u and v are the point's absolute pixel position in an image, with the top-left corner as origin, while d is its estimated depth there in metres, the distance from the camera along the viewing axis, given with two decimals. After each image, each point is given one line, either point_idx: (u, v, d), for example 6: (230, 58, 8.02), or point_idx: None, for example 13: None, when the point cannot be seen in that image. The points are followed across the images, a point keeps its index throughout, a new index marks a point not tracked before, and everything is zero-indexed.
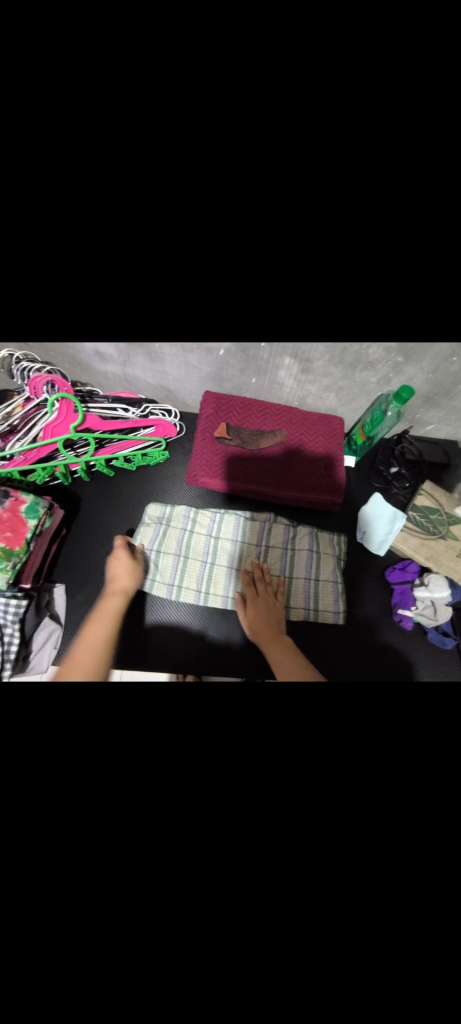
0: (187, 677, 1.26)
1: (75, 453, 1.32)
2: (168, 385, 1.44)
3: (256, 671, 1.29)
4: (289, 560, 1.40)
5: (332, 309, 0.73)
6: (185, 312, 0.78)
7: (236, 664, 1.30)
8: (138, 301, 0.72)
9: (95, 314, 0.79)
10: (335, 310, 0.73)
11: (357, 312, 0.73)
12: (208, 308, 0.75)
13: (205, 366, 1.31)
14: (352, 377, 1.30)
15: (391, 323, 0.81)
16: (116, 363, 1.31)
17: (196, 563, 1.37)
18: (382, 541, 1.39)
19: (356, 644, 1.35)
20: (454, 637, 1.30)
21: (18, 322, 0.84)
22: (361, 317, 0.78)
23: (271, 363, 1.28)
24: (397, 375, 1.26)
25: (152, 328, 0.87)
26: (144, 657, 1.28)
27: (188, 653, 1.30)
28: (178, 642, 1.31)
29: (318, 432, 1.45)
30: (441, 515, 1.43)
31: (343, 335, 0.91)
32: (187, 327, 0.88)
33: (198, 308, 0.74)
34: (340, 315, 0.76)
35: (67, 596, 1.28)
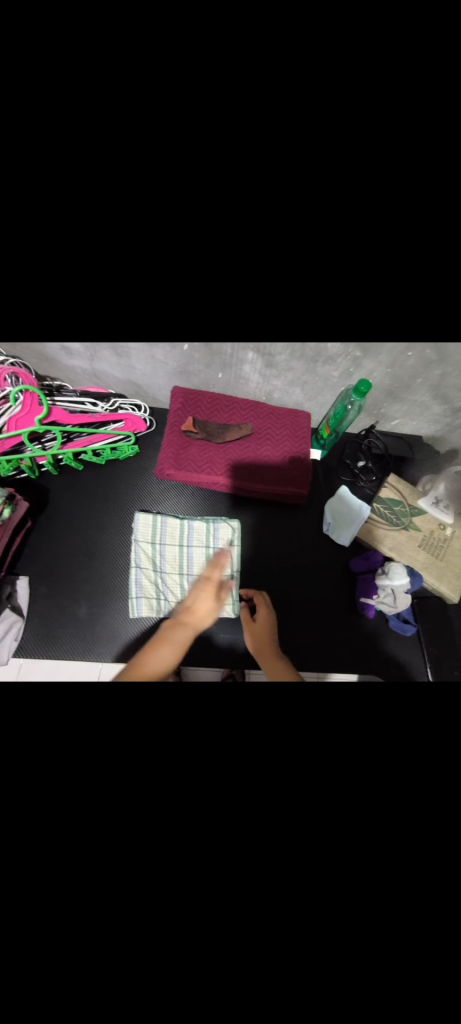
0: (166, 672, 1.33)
1: (41, 445, 1.33)
2: (137, 380, 1.46)
3: (235, 663, 1.37)
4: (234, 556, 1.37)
5: (273, 300, 0.76)
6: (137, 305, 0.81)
7: (218, 658, 1.38)
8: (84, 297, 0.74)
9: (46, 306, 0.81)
10: (279, 304, 0.77)
11: (299, 306, 0.77)
12: (159, 303, 0.78)
13: (171, 361, 1.33)
14: (315, 372, 1.34)
15: (336, 315, 0.85)
16: (83, 357, 1.33)
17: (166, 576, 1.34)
18: (349, 526, 1.42)
19: (321, 633, 1.38)
20: (415, 624, 1.34)
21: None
22: (304, 311, 0.81)
23: (235, 359, 1.31)
24: (357, 369, 1.31)
25: (108, 321, 0.90)
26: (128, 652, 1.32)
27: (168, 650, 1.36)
28: None
29: (285, 426, 1.49)
30: (405, 506, 1.47)
31: (295, 328, 0.94)
32: (143, 320, 0.91)
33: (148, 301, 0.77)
34: (284, 309, 0.79)
35: (30, 587, 1.28)
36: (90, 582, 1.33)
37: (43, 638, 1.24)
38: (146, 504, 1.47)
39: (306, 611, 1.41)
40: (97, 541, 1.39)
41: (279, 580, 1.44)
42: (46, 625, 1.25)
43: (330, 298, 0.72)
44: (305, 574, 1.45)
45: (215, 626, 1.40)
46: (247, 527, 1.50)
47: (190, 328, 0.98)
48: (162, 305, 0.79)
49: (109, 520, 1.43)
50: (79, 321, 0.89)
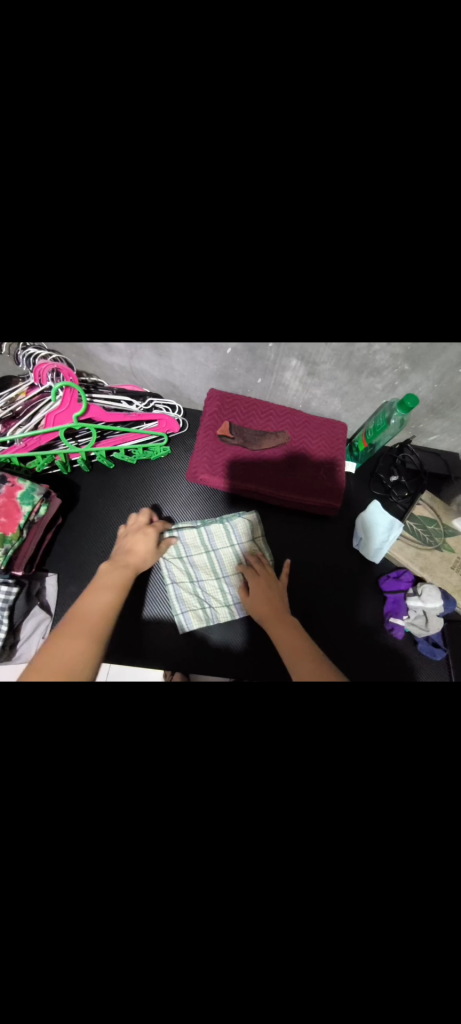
0: (175, 673, 1.31)
1: (76, 442, 1.32)
2: (174, 380, 1.44)
3: (246, 672, 1.32)
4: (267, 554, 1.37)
5: (342, 311, 0.73)
6: (198, 310, 0.78)
7: (227, 664, 1.34)
8: (147, 305, 0.72)
9: (104, 311, 0.79)
10: (350, 312, 0.72)
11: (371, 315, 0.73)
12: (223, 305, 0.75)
13: (212, 363, 1.30)
14: (358, 383, 1.30)
15: (403, 327, 0.80)
16: (123, 355, 1.31)
17: (205, 584, 1.36)
18: (378, 534, 1.38)
19: (347, 650, 1.35)
20: (444, 647, 1.30)
21: (25, 319, 0.84)
22: (374, 321, 0.77)
23: (277, 365, 1.28)
24: (402, 382, 1.26)
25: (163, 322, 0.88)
26: (135, 652, 1.32)
27: (177, 652, 1.34)
28: (170, 637, 1.35)
29: (321, 436, 1.45)
30: (438, 525, 1.43)
31: (354, 336, 0.90)
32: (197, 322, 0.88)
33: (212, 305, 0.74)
34: (353, 317, 0.75)
35: (58, 586, 1.27)
36: None
37: None
38: (174, 506, 1.46)
39: (332, 625, 1.38)
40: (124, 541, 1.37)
41: (305, 592, 1.41)
42: None
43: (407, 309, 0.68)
44: (331, 588, 1.42)
45: (230, 632, 1.37)
46: (274, 535, 1.48)
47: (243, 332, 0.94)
48: (225, 313, 0.76)
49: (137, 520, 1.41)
50: (133, 323, 0.87)
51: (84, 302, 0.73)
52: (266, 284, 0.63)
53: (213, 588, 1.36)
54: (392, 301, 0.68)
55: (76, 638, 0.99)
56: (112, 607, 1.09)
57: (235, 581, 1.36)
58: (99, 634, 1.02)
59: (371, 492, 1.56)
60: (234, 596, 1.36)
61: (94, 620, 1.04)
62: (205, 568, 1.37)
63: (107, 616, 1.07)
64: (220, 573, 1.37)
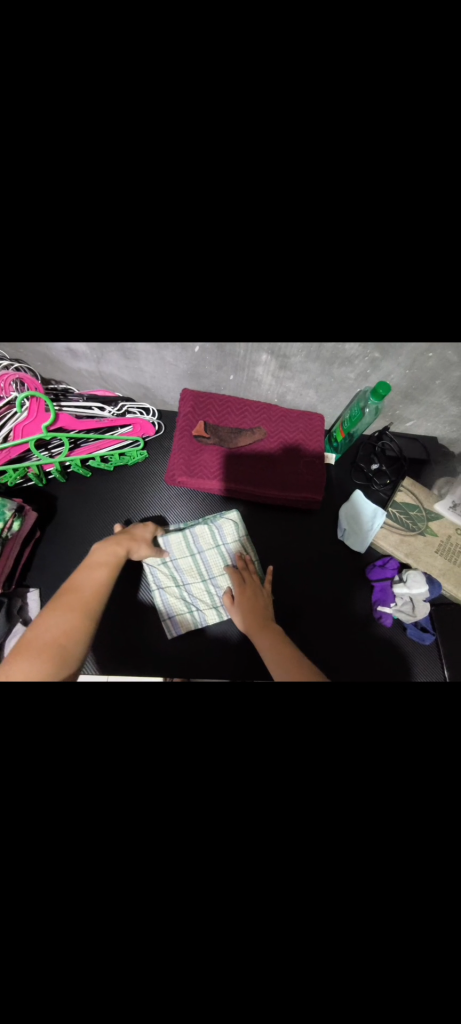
0: (174, 677, 1.29)
1: (48, 453, 1.29)
2: (145, 382, 1.41)
3: (245, 670, 1.31)
4: (251, 553, 1.37)
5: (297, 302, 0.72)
6: (157, 304, 0.77)
7: (225, 663, 1.32)
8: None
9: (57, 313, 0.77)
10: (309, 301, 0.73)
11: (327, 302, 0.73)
12: (181, 299, 0.74)
13: (181, 362, 1.28)
14: (330, 373, 1.28)
15: (363, 312, 0.81)
16: (90, 360, 1.28)
17: (192, 587, 1.35)
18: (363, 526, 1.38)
19: (338, 640, 1.36)
20: (433, 631, 1.32)
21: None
22: (332, 306, 0.77)
23: (248, 360, 1.26)
24: (374, 370, 1.26)
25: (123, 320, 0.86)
26: (134, 658, 1.30)
27: (175, 655, 1.32)
28: (166, 642, 1.33)
29: (298, 429, 1.44)
30: (421, 511, 1.44)
31: (319, 324, 0.90)
32: (158, 319, 0.86)
33: (170, 299, 0.73)
34: (313, 304, 0.75)
35: (41, 601, 1.25)
36: None
37: None
38: (155, 509, 1.44)
39: (321, 617, 1.38)
40: None
41: (293, 586, 1.41)
42: None
43: None
44: (319, 580, 1.42)
45: (222, 632, 1.36)
46: (259, 532, 1.47)
47: (206, 326, 0.92)
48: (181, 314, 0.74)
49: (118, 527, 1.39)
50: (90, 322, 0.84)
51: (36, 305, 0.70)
52: None
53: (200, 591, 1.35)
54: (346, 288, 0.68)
55: (69, 614, 0.97)
56: (104, 587, 1.05)
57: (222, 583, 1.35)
58: (90, 612, 1.00)
59: (353, 481, 1.55)
60: (221, 595, 1.35)
61: (85, 601, 1.01)
62: (191, 571, 1.35)
63: (99, 595, 1.04)
64: (207, 576, 1.36)
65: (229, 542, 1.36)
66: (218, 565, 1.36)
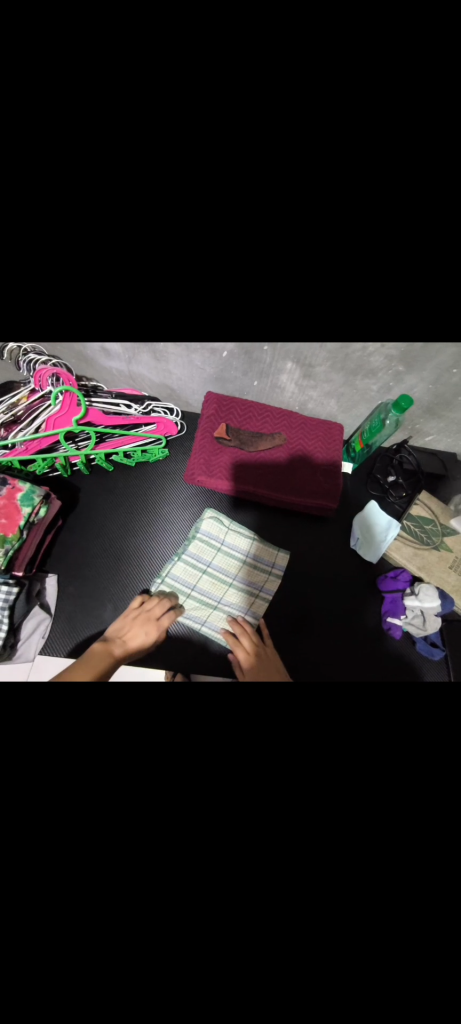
0: (177, 677, 1.30)
1: (75, 445, 1.34)
2: (172, 384, 1.46)
3: None
4: (263, 552, 1.40)
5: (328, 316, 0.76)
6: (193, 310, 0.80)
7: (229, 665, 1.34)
8: (143, 322, 0.75)
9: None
10: (336, 314, 0.76)
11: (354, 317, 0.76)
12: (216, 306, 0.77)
13: (208, 367, 1.33)
14: (353, 384, 1.31)
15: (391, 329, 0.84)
16: (121, 360, 1.34)
17: (212, 585, 1.35)
18: (383, 534, 1.39)
19: (345, 651, 1.35)
20: (443, 648, 1.30)
21: (26, 328, 0.87)
22: (358, 321, 0.80)
23: (273, 367, 1.30)
24: (397, 384, 1.28)
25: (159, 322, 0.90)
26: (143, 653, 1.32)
27: (182, 654, 1.34)
28: (178, 641, 1.35)
29: (317, 438, 1.47)
30: (436, 525, 1.44)
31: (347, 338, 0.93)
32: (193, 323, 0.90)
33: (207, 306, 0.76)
34: (338, 319, 0.78)
35: (58, 587, 1.29)
36: (117, 589, 1.32)
37: (67, 639, 1.24)
38: (172, 507, 1.47)
39: (328, 627, 1.38)
40: (123, 542, 1.39)
41: (303, 589, 1.42)
42: (71, 628, 1.26)
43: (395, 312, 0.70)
44: (330, 588, 1.43)
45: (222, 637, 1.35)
46: (272, 537, 1.49)
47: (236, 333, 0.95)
48: (217, 326, 0.79)
49: (135, 522, 1.43)
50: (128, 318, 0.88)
51: (85, 313, 0.77)
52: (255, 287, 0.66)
53: (221, 590, 1.35)
54: (377, 302, 0.71)
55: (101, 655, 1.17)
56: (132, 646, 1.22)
57: (244, 581, 1.37)
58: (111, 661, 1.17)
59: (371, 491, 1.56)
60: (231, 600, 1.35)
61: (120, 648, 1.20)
62: (215, 566, 1.37)
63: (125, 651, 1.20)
64: (227, 575, 1.37)
65: (250, 540, 1.40)
66: (230, 565, 1.38)
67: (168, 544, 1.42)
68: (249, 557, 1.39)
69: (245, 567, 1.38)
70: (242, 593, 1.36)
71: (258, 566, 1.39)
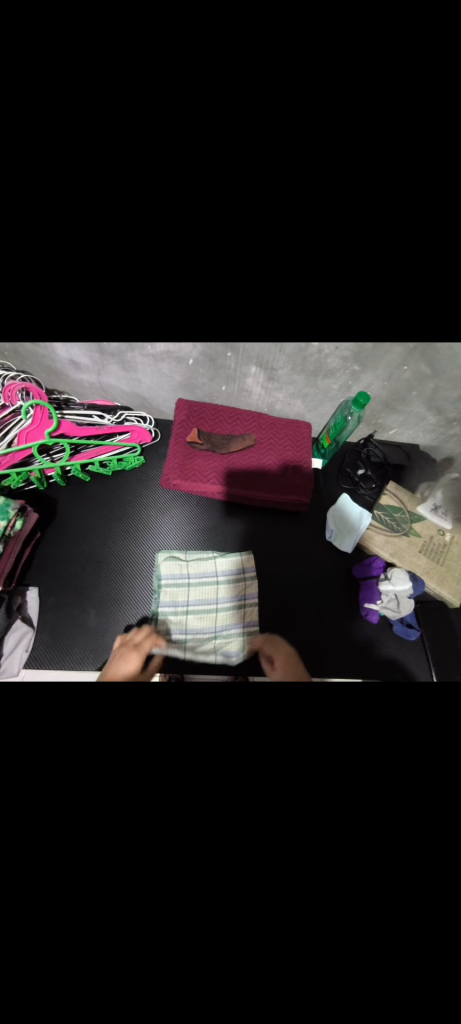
0: (171, 677, 1.26)
1: (50, 457, 1.36)
2: (143, 393, 1.50)
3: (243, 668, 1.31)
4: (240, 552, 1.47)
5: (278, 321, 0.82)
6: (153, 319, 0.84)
7: (223, 662, 1.31)
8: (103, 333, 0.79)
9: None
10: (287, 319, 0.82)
11: (303, 321, 0.82)
12: (175, 314, 0.81)
13: (176, 374, 1.38)
14: (315, 384, 1.38)
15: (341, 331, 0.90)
16: (91, 372, 1.37)
17: (197, 585, 1.38)
18: (351, 533, 1.45)
19: (327, 640, 1.39)
20: (418, 627, 1.37)
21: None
22: (307, 325, 0.86)
23: (238, 372, 1.36)
24: (355, 383, 1.36)
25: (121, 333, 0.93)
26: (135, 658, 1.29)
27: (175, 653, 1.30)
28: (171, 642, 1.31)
29: (287, 437, 1.53)
30: (404, 513, 1.51)
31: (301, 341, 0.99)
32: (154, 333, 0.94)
33: (164, 313, 0.80)
34: (289, 323, 0.84)
35: (39, 600, 1.29)
36: (100, 597, 1.33)
37: (52, 651, 1.23)
38: (150, 513, 1.49)
39: (311, 618, 1.42)
40: (104, 550, 1.40)
41: (284, 584, 1.46)
42: (56, 640, 1.25)
43: (337, 313, 0.76)
44: (311, 581, 1.48)
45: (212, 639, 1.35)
46: (251, 535, 1.53)
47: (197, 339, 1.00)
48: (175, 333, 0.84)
49: (115, 529, 1.44)
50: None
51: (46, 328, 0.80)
52: (207, 295, 0.71)
53: (205, 589, 1.38)
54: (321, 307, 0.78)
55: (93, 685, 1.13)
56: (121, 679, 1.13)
57: (228, 604, 1.37)
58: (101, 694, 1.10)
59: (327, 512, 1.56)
60: (219, 600, 1.37)
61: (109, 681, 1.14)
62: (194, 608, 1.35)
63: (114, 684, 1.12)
64: (209, 603, 1.36)
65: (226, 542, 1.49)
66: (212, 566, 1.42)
67: (149, 549, 1.44)
68: (228, 557, 1.44)
69: (226, 565, 1.42)
70: (226, 592, 1.39)
71: (239, 564, 1.44)
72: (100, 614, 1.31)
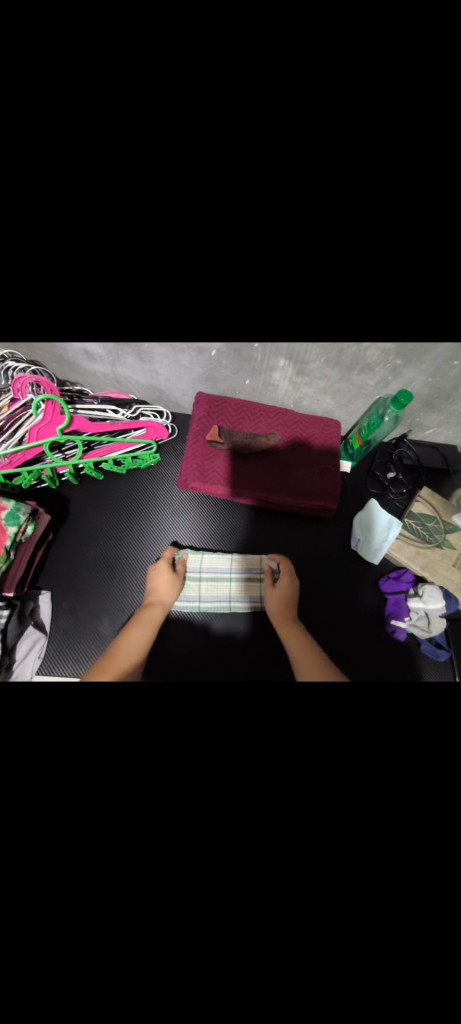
0: (187, 678, 1.25)
1: (62, 455, 1.29)
2: (160, 386, 1.40)
3: (260, 671, 1.27)
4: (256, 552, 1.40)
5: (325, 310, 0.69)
6: (178, 305, 0.73)
7: (240, 664, 1.29)
8: None
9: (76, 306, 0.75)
10: (334, 307, 0.70)
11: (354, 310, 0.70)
12: (204, 299, 0.70)
13: (197, 366, 1.26)
14: (349, 380, 1.25)
15: (395, 321, 0.77)
16: (105, 363, 1.27)
17: (211, 585, 1.33)
18: (377, 548, 1.36)
19: (349, 656, 1.32)
20: (448, 647, 1.28)
21: None
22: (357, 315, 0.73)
23: (265, 365, 1.23)
24: (396, 379, 1.22)
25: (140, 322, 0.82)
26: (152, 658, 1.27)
27: (192, 654, 1.29)
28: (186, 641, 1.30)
29: (314, 436, 1.41)
30: (438, 522, 1.40)
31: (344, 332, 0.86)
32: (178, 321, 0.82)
33: (193, 299, 0.69)
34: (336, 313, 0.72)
35: (52, 604, 1.26)
36: (113, 601, 1.29)
37: (65, 655, 1.21)
38: (166, 514, 1.42)
39: (333, 630, 1.35)
40: (117, 552, 1.35)
41: (304, 593, 1.39)
42: (69, 644, 1.22)
43: None
44: (333, 591, 1.40)
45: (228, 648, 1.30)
46: (271, 539, 1.44)
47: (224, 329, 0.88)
48: None
49: (129, 530, 1.38)
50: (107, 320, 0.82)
51: None
52: None
53: (218, 589, 1.34)
54: None
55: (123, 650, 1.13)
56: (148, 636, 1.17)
57: (243, 604, 1.33)
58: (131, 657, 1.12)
59: (354, 517, 1.46)
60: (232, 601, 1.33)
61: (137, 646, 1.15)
62: (205, 606, 1.32)
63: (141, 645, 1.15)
64: (221, 603, 1.33)
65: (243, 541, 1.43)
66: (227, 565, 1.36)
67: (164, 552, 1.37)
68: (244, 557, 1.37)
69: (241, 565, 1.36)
70: (241, 593, 1.34)
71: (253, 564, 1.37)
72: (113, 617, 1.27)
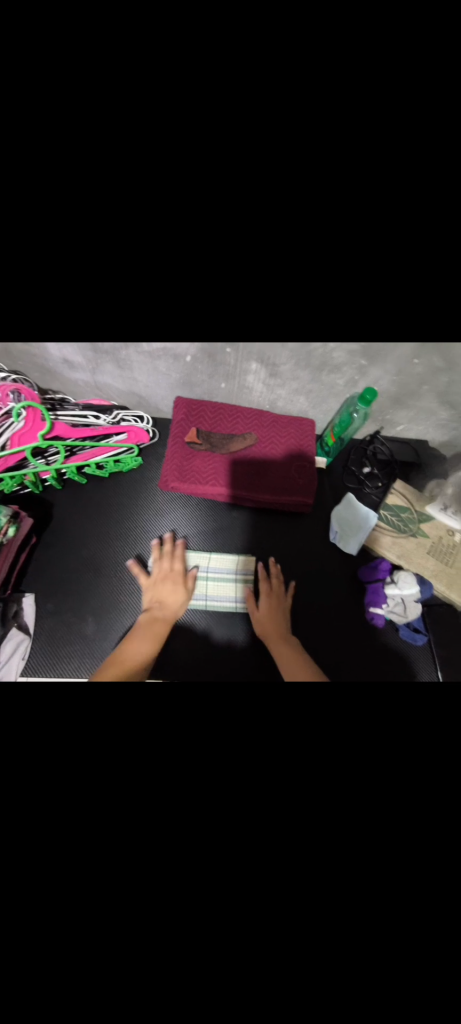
0: (178, 678, 1.26)
1: (45, 460, 1.32)
2: (140, 392, 1.45)
3: (249, 669, 1.29)
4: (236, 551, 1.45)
5: (282, 308, 0.75)
6: (146, 308, 0.78)
7: (229, 663, 1.31)
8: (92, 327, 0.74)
9: (51, 312, 0.80)
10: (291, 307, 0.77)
11: (307, 310, 0.76)
12: (169, 302, 0.75)
13: (174, 372, 1.32)
14: (319, 380, 1.32)
15: (348, 321, 0.84)
16: (85, 370, 1.33)
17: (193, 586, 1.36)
18: (355, 540, 1.42)
19: (331, 646, 1.35)
20: (425, 633, 1.33)
21: None
22: (313, 316, 0.79)
23: (239, 368, 1.30)
24: (363, 377, 1.29)
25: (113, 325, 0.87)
26: None
27: (179, 656, 1.30)
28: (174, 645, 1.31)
29: (290, 436, 1.47)
30: (412, 513, 1.46)
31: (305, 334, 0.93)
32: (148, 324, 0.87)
33: (159, 301, 0.74)
34: (293, 314, 0.78)
35: (36, 607, 1.27)
36: (98, 603, 1.31)
37: (50, 657, 1.22)
38: (150, 515, 1.46)
39: (315, 621, 1.39)
40: (101, 554, 1.38)
41: (287, 587, 1.43)
42: (55, 647, 1.24)
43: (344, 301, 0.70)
44: (315, 584, 1.44)
45: (214, 647, 1.32)
46: (253, 537, 1.48)
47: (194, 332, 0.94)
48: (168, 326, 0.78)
49: (113, 533, 1.41)
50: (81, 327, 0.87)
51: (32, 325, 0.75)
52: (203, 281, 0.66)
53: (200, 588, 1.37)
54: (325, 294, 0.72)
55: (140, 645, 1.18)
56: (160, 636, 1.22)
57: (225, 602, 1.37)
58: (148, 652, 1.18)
59: (331, 511, 1.51)
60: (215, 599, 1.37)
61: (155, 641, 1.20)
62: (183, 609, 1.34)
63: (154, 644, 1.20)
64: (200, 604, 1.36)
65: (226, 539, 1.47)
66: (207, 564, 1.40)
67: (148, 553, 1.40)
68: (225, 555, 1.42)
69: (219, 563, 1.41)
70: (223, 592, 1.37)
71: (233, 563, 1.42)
72: (100, 620, 1.29)
